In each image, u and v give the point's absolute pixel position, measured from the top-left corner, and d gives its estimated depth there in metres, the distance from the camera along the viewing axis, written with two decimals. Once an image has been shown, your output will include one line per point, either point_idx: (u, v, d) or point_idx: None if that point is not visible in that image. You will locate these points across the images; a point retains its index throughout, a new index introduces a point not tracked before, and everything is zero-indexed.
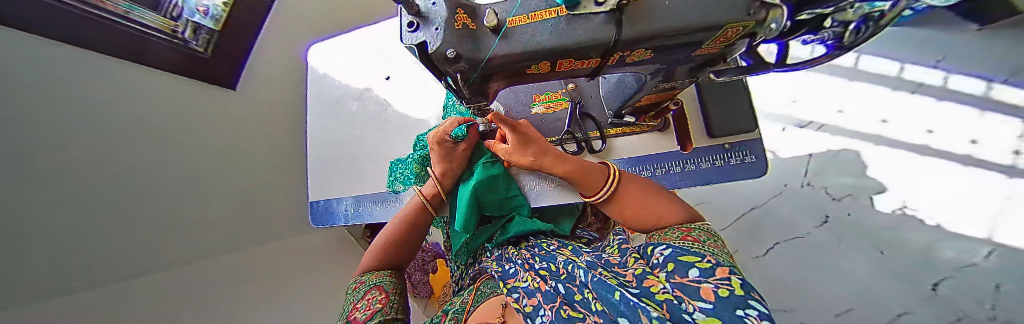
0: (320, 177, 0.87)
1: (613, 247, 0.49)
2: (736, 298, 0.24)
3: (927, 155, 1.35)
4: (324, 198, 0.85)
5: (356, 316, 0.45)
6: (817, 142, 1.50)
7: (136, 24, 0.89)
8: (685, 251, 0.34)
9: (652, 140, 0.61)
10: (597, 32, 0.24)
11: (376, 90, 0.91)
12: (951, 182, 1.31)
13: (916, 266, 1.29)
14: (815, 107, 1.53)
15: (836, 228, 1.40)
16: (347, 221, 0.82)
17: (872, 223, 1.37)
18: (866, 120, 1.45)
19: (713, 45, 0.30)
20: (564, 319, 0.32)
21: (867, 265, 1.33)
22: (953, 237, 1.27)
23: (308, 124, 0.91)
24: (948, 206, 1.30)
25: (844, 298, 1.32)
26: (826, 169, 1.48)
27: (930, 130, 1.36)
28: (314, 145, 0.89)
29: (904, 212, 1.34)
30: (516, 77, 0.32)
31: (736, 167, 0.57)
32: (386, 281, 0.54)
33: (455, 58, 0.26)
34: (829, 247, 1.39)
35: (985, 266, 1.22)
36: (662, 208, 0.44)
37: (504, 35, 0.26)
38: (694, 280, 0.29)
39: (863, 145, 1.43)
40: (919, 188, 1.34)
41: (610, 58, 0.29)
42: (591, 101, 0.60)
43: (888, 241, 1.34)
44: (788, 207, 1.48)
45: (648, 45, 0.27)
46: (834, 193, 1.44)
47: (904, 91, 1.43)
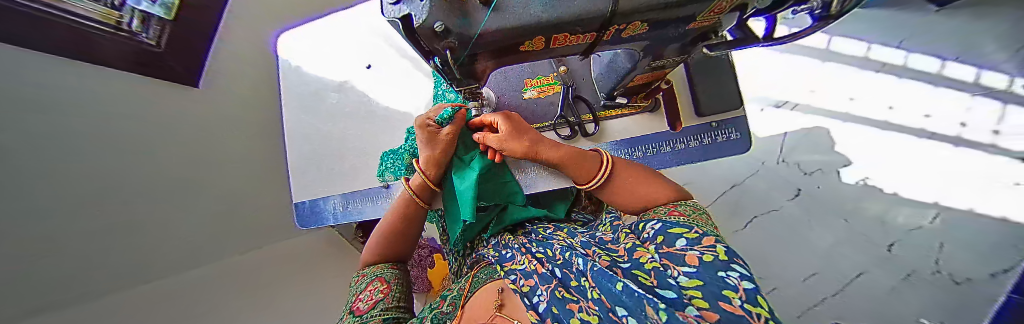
0: (303, 176, 0.82)
1: (606, 225, 0.50)
2: (719, 262, 0.26)
3: (887, 130, 1.46)
4: (309, 198, 0.81)
5: (360, 305, 0.50)
6: (792, 121, 1.58)
7: (77, 18, 0.81)
8: (675, 224, 0.36)
9: (644, 121, 0.61)
10: (589, 5, 0.23)
11: (357, 81, 0.86)
12: (907, 153, 1.42)
13: (874, 231, 1.42)
14: (790, 88, 1.60)
15: (807, 201, 1.51)
16: (337, 220, 0.79)
17: (838, 195, 1.49)
18: (835, 99, 1.54)
19: (706, 18, 0.30)
20: (559, 300, 0.33)
21: (833, 232, 1.45)
22: (908, 203, 1.40)
23: (285, 120, 0.85)
24: (903, 176, 1.42)
25: (812, 264, 1.44)
26: (798, 146, 1.57)
27: (891, 107, 1.47)
28: (292, 142, 0.84)
29: (866, 183, 1.46)
30: (508, 55, 0.31)
31: (723, 145, 0.59)
32: (387, 272, 0.58)
33: (444, 32, 0.24)
34: (800, 218, 1.50)
35: (932, 228, 1.36)
36: (652, 190, 0.45)
37: (496, 7, 0.23)
38: (680, 249, 0.30)
39: (831, 122, 1.53)
40: (879, 161, 1.45)
41: (606, 33, 0.28)
42: (583, 84, 0.59)
43: (850, 210, 1.46)
44: (764, 183, 1.57)
45: (644, 18, 0.26)
46: (805, 168, 1.55)
47: (869, 70, 1.52)
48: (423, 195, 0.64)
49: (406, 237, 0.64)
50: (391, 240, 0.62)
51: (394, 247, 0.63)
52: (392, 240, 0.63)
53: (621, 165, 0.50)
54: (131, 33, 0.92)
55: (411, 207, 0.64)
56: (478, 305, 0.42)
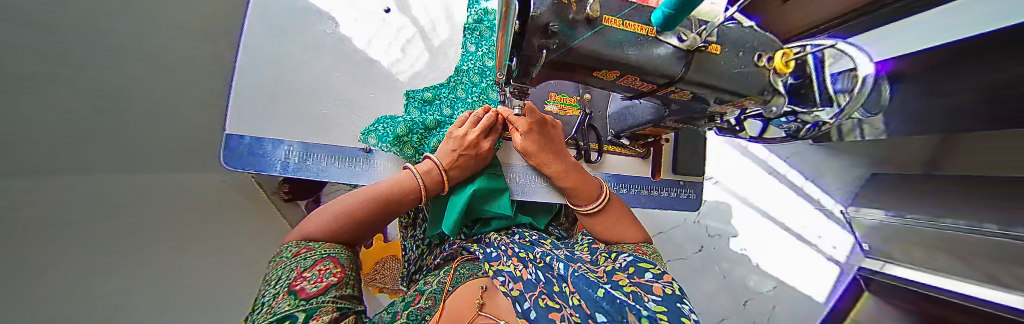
0: (251, 105, 0.65)
1: (583, 246, 0.54)
2: (675, 297, 0.31)
3: (764, 217, 1.96)
4: (253, 135, 0.64)
5: (303, 285, 0.34)
6: (712, 193, 1.98)
7: None
8: (642, 259, 0.42)
9: (634, 163, 0.68)
10: (668, 63, 0.28)
11: (365, 22, 0.78)
12: (770, 237, 1.94)
13: (738, 289, 1.85)
14: (717, 167, 2.00)
15: (704, 256, 1.90)
16: (286, 172, 0.65)
17: (723, 256, 1.91)
18: (741, 184, 1.99)
19: (725, 107, 0.38)
20: (543, 308, 0.34)
21: (713, 284, 1.85)
22: (761, 272, 1.88)
23: (246, 29, 0.66)
24: (765, 253, 1.91)
25: (695, 306, 1.78)
26: (710, 213, 1.97)
27: (770, 202, 1.97)
28: (248, 58, 0.66)
29: (742, 252, 1.91)
30: (577, 76, 0.32)
31: (685, 200, 0.71)
32: (341, 255, 0.43)
33: (553, 33, 0.24)
34: (695, 268, 1.87)
35: (769, 294, 1.85)
36: (626, 230, 0.52)
37: (597, 31, 0.25)
38: (648, 280, 0.36)
39: (735, 201, 1.97)
40: (752, 238, 1.94)
41: (662, 90, 0.33)
42: (599, 115, 0.64)
43: (728, 270, 1.89)
44: (680, 235, 1.92)
45: (699, 88, 0.32)
46: (709, 231, 1.95)
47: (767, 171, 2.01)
48: (433, 189, 0.56)
49: (377, 219, 0.50)
50: (361, 220, 0.48)
51: (356, 227, 0.47)
52: (363, 220, 0.48)
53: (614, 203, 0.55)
54: None
55: (411, 197, 0.53)
56: (463, 299, 0.43)
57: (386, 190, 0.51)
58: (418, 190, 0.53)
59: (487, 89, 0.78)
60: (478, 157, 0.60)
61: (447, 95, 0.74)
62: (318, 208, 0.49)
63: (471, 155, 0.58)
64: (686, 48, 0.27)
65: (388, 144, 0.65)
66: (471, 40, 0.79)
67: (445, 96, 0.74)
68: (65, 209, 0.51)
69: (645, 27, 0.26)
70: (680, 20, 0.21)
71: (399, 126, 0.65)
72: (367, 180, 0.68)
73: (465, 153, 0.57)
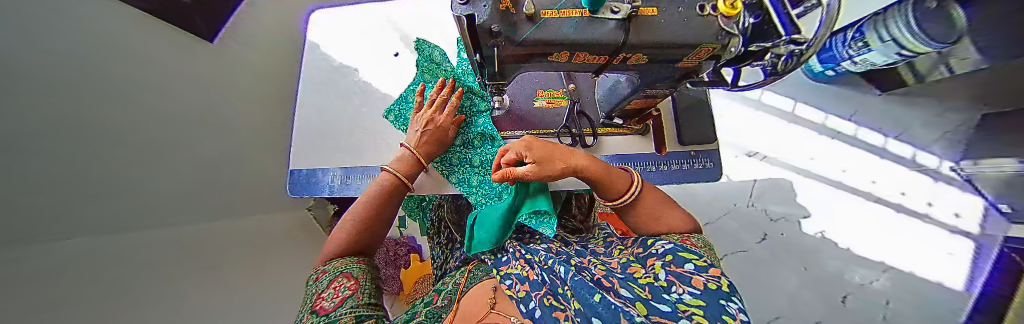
0: (306, 147, 0.83)
1: (599, 239, 0.57)
2: (722, 291, 0.29)
3: (840, 189, 1.66)
4: (308, 167, 0.81)
5: (324, 304, 0.43)
6: (762, 170, 1.76)
7: None
8: (685, 248, 0.39)
9: (635, 142, 0.69)
10: (608, 34, 0.31)
11: (382, 65, 0.91)
12: (858, 213, 1.61)
13: (830, 281, 1.54)
14: (761, 142, 1.80)
15: (772, 246, 1.64)
16: (333, 192, 0.79)
17: (799, 244, 1.63)
18: (798, 157, 1.75)
19: (691, 60, 0.38)
20: (548, 307, 0.37)
21: (793, 277, 1.57)
22: (862, 260, 1.54)
23: (300, 102, 0.86)
24: (855, 234, 1.59)
25: (775, 307, 1.52)
26: (765, 193, 1.74)
27: (844, 170, 1.69)
28: (303, 118, 0.85)
29: (823, 236, 1.62)
30: (534, 62, 0.38)
31: (699, 171, 0.66)
32: (355, 269, 0.52)
33: (496, 32, 0.30)
34: (764, 262, 1.62)
35: (878, 286, 1.49)
36: (671, 217, 0.48)
37: (539, 25, 0.31)
38: (689, 272, 0.34)
39: (794, 176, 1.72)
40: (835, 218, 1.63)
41: (616, 58, 0.35)
42: (587, 103, 0.67)
43: (811, 259, 1.59)
44: (734, 225, 1.70)
45: (647, 51, 0.34)
46: (771, 214, 1.70)
47: (826, 136, 1.76)
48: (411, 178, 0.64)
49: (379, 224, 0.59)
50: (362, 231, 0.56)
51: (370, 239, 0.58)
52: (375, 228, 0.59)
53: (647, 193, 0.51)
54: None
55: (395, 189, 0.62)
56: (476, 301, 0.48)
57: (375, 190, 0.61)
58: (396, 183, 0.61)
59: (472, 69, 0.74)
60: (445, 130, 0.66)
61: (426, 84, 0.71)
62: (332, 233, 0.58)
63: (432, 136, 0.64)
64: (623, 17, 0.30)
65: None
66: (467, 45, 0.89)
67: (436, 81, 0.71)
68: (151, 260, 0.63)
69: (578, 10, 0.30)
70: None
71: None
72: None
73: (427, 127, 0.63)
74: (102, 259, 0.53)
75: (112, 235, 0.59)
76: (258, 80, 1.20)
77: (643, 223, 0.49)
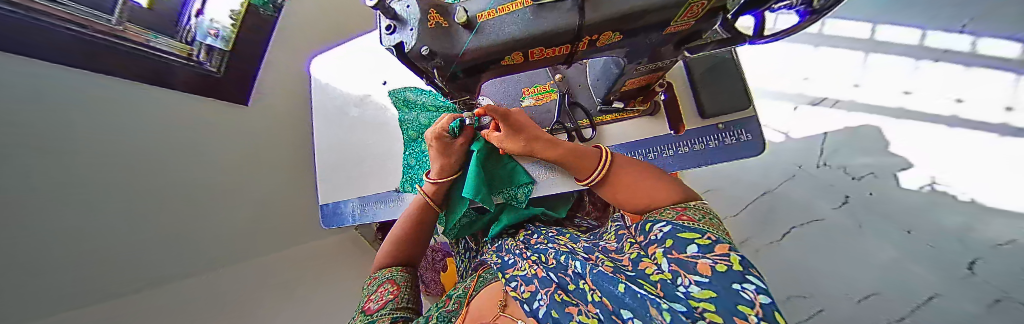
0: (328, 181, 0.90)
1: (610, 233, 0.50)
2: (733, 273, 0.27)
3: (958, 127, 1.28)
4: (332, 201, 0.89)
5: (371, 305, 0.50)
6: (833, 120, 1.44)
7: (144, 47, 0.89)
8: (684, 228, 0.36)
9: (644, 124, 0.62)
10: (560, 19, 0.25)
11: (375, 96, 0.90)
12: (987, 155, 1.24)
13: (947, 244, 1.23)
14: (829, 84, 1.46)
15: (856, 210, 1.35)
16: (355, 221, 0.85)
17: (897, 203, 1.31)
18: (888, 93, 1.38)
19: (683, 22, 0.29)
20: (559, 303, 0.34)
21: (891, 246, 1.28)
22: (1004, 214, 1.18)
23: (315, 144, 0.92)
24: (986, 180, 1.22)
25: (867, 282, 1.27)
26: (842, 147, 1.42)
27: (960, 100, 1.29)
28: (321, 157, 0.91)
29: (934, 188, 1.27)
30: (497, 69, 0.35)
31: (732, 146, 0.56)
32: (398, 276, 0.57)
33: (430, 54, 0.29)
34: (848, 230, 1.34)
35: None
36: (655, 189, 0.46)
37: (477, 30, 0.28)
38: (692, 256, 0.31)
39: (884, 121, 1.37)
40: (952, 165, 1.27)
41: (580, 44, 0.29)
42: (579, 91, 0.60)
43: (915, 221, 1.28)
44: (801, 191, 1.43)
45: (613, 27, 0.27)
46: (852, 172, 1.39)
47: (928, 60, 1.36)
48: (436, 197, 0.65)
49: (419, 239, 0.65)
50: (403, 244, 0.63)
51: (408, 252, 0.63)
52: (409, 241, 0.64)
53: (625, 166, 0.50)
54: (197, 63, 1.01)
55: (424, 209, 0.65)
56: (484, 305, 0.45)
57: (414, 210, 0.66)
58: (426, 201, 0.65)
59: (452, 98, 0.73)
60: (451, 148, 0.61)
61: (411, 122, 0.75)
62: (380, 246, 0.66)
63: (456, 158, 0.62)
64: None
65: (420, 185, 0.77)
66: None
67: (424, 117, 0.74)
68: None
69: (517, 2, 0.26)
70: None
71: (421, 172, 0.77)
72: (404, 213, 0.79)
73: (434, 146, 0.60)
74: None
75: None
76: (277, 125, 1.33)
77: (625, 199, 0.48)
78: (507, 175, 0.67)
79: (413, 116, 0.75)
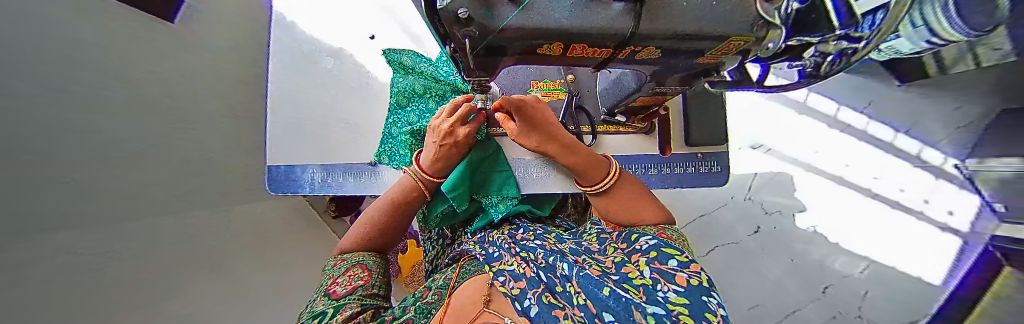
0: (279, 140, 0.77)
1: (592, 235, 0.53)
2: (703, 288, 0.31)
3: (840, 185, 1.63)
4: (285, 163, 0.77)
5: (337, 289, 0.45)
6: (764, 163, 1.71)
7: None
8: (668, 244, 0.40)
9: (638, 140, 0.64)
10: (613, 20, 0.24)
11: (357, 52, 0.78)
12: (853, 209, 1.61)
13: (814, 272, 1.59)
14: (767, 133, 1.73)
15: (762, 237, 1.66)
16: (313, 191, 0.75)
17: (789, 236, 1.64)
18: (804, 150, 1.69)
19: (712, 56, 0.31)
20: (546, 305, 0.36)
21: (780, 269, 1.60)
22: (846, 252, 1.58)
23: (270, 95, 0.77)
24: (844, 227, 1.60)
25: (758, 296, 1.58)
26: (765, 187, 1.70)
27: (847, 165, 1.64)
28: (279, 111, 0.77)
29: (815, 230, 1.62)
30: (525, 55, 0.32)
31: (704, 175, 0.64)
32: (370, 260, 0.53)
33: (467, 19, 0.24)
34: (753, 252, 1.64)
35: (859, 277, 1.55)
36: (643, 208, 0.52)
37: (523, 8, 0.24)
38: (672, 268, 0.34)
39: (797, 170, 1.68)
40: (829, 215, 1.62)
41: (621, 52, 0.29)
42: (587, 96, 0.61)
43: (798, 252, 1.62)
44: (729, 216, 1.70)
45: (658, 41, 0.26)
46: (767, 208, 1.69)
47: (836, 129, 1.68)
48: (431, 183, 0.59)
49: (393, 233, 0.59)
50: (382, 228, 0.58)
51: (379, 241, 0.58)
52: (383, 229, 0.58)
53: (625, 181, 0.55)
54: None
55: (405, 196, 0.58)
56: (465, 298, 0.43)
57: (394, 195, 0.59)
58: (418, 184, 0.58)
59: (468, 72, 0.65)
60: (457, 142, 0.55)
61: (402, 88, 0.66)
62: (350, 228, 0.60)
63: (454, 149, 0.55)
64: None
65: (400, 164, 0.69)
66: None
67: (427, 87, 0.65)
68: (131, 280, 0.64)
69: None
70: None
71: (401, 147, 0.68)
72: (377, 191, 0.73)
73: (446, 144, 0.53)
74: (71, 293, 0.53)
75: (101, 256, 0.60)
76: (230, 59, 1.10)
77: (614, 213, 0.54)
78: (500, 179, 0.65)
79: (404, 81, 0.66)
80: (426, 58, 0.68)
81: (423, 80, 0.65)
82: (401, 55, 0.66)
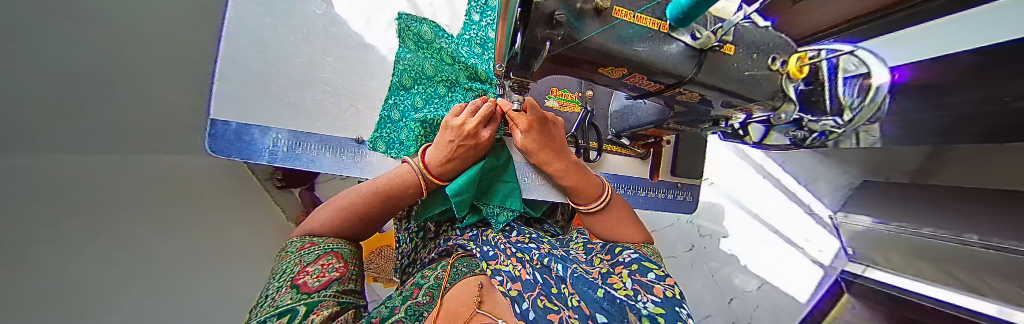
0: (236, 89, 0.67)
1: (578, 243, 0.56)
2: (676, 300, 0.33)
3: (755, 220, 1.99)
4: (240, 120, 0.67)
5: (305, 280, 0.36)
6: (707, 195, 2.00)
7: None
8: (648, 259, 0.43)
9: (633, 163, 0.71)
10: (678, 60, 0.27)
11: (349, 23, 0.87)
12: (760, 240, 1.98)
13: (725, 287, 1.92)
14: (714, 170, 2.01)
15: (694, 255, 1.94)
16: (274, 158, 0.69)
17: (713, 256, 1.96)
18: (737, 188, 2.01)
19: (733, 112, 0.38)
20: (541, 308, 0.33)
21: (702, 282, 1.91)
22: (748, 273, 1.94)
23: (225, 34, 0.67)
24: (753, 253, 1.97)
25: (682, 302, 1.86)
26: (703, 214, 2.00)
27: (766, 205, 2.00)
28: (235, 54, 0.68)
29: (732, 253, 1.96)
30: (580, 70, 0.31)
31: (680, 201, 0.75)
32: (343, 249, 0.47)
33: (559, 22, 0.22)
34: (685, 267, 1.92)
35: (754, 293, 1.91)
36: (628, 230, 0.55)
37: (608, 25, 0.24)
38: (652, 281, 0.37)
39: (728, 203, 2.00)
40: (743, 242, 1.98)
41: (670, 90, 0.32)
42: (600, 113, 0.66)
43: (717, 270, 1.94)
44: (672, 234, 1.96)
45: (705, 90, 0.31)
46: (703, 231, 1.98)
47: (761, 174, 2.02)
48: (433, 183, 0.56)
49: (376, 218, 0.54)
50: (360, 218, 0.51)
51: (356, 227, 0.52)
52: (361, 216, 0.51)
53: (617, 205, 0.57)
54: None
55: (400, 188, 0.53)
56: (460, 299, 0.40)
57: (374, 189, 0.53)
58: (420, 182, 0.54)
59: (487, 62, 0.68)
60: (476, 140, 0.53)
61: (411, 65, 0.64)
62: (315, 210, 0.53)
63: (469, 148, 0.53)
64: (699, 46, 0.26)
65: (396, 151, 0.71)
66: (475, 8, 0.71)
67: (444, 70, 0.64)
68: (64, 224, 0.53)
69: (659, 21, 0.25)
70: (692, 18, 0.20)
71: (400, 125, 0.67)
72: (356, 171, 0.74)
73: (463, 144, 0.51)
74: (22, 228, 0.45)
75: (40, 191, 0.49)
76: None
77: (602, 234, 0.56)
78: (505, 191, 0.62)
79: (414, 57, 0.64)
80: (447, 34, 0.65)
81: (434, 58, 0.64)
82: (423, 25, 0.62)
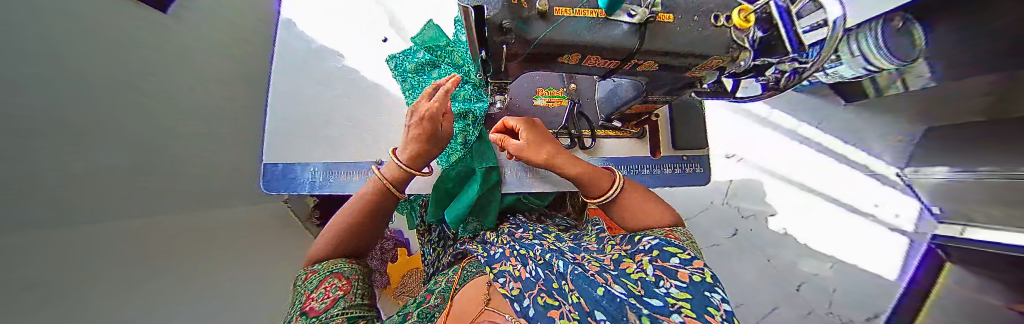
0: (277, 139, 0.82)
1: (592, 236, 0.56)
2: (707, 284, 0.29)
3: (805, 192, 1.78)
4: (283, 162, 0.81)
5: (313, 305, 0.40)
6: (737, 171, 1.87)
7: None
8: (670, 243, 0.39)
9: (630, 144, 0.76)
10: (619, 38, 0.31)
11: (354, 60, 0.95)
12: (817, 214, 1.75)
13: (786, 271, 1.70)
14: (739, 145, 1.89)
15: (740, 240, 1.78)
16: (313, 189, 0.81)
17: (762, 238, 1.77)
18: (771, 159, 1.85)
19: (699, 70, 0.41)
20: (541, 306, 0.32)
21: (756, 269, 1.72)
22: (814, 255, 1.69)
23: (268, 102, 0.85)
24: (814, 230, 1.73)
25: (738, 295, 1.67)
26: (739, 192, 1.86)
27: (813, 173, 1.80)
28: (276, 117, 0.84)
29: (785, 232, 1.76)
30: (544, 62, 0.36)
31: (689, 173, 0.77)
32: (345, 269, 0.50)
33: (507, 29, 0.29)
34: (731, 254, 1.75)
35: (827, 275, 1.64)
36: (660, 210, 0.53)
37: (550, 21, 0.29)
38: (674, 265, 0.34)
39: (765, 177, 1.84)
40: (796, 218, 1.76)
41: (626, 64, 0.37)
42: (587, 102, 0.73)
43: (772, 253, 1.74)
44: (709, 220, 1.83)
45: (659, 56, 0.36)
46: (743, 212, 1.83)
47: (795, 140, 1.84)
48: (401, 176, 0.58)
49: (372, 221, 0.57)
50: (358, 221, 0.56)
51: (357, 230, 0.56)
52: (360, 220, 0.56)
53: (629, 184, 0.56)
54: None
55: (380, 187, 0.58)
56: (467, 304, 0.44)
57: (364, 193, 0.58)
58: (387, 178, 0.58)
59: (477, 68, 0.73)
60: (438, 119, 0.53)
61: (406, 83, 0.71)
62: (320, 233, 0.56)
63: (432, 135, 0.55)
64: (638, 21, 0.30)
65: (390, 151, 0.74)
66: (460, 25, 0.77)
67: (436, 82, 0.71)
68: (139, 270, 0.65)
69: (593, 10, 0.30)
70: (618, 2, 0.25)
71: None
72: None
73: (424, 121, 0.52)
74: (114, 273, 0.55)
75: (116, 243, 0.59)
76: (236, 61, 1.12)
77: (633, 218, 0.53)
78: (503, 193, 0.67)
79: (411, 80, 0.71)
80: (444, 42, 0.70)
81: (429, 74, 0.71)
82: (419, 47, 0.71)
